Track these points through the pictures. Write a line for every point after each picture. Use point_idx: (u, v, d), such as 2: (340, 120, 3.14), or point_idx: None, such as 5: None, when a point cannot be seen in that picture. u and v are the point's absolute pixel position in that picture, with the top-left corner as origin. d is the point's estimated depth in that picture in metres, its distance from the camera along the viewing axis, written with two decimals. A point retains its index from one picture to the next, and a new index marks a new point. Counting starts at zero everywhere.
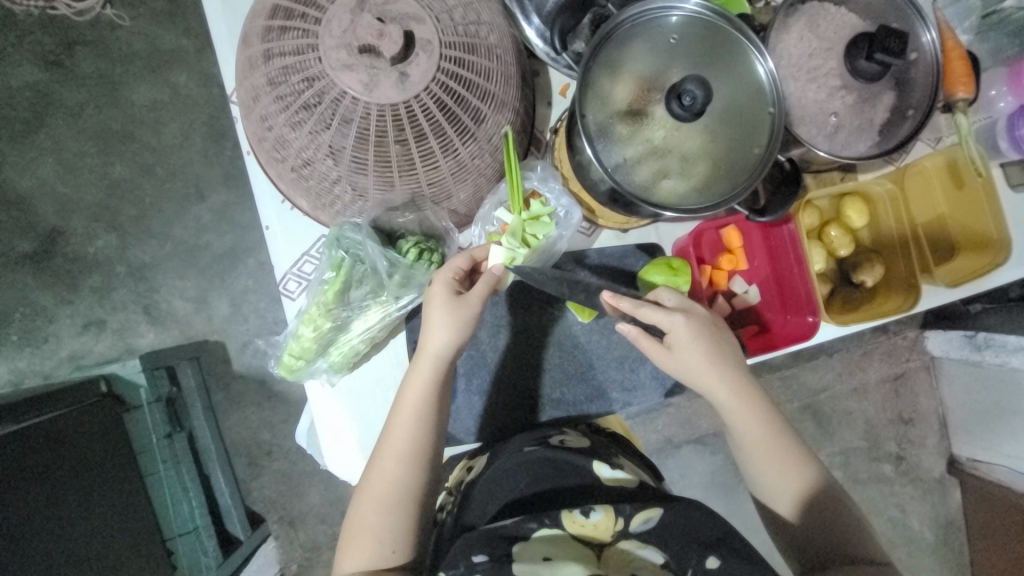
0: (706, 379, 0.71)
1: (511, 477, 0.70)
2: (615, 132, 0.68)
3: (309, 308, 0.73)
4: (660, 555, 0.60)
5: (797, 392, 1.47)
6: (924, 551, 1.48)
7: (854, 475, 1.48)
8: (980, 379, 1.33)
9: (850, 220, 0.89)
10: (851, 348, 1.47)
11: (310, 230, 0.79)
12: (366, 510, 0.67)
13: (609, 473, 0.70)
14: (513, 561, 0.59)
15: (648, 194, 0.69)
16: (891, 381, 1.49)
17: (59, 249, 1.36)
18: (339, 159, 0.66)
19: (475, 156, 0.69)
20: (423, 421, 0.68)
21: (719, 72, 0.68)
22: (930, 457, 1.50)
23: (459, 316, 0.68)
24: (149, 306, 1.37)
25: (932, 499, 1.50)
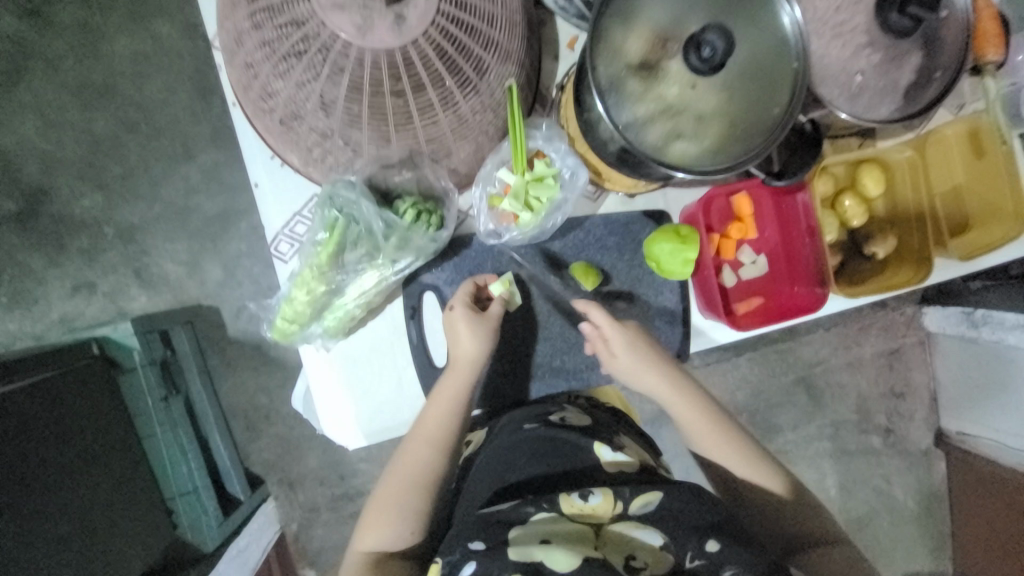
0: (641, 379, 0.79)
1: (511, 455, 0.70)
2: (627, 87, 0.64)
3: (302, 271, 0.70)
4: (659, 538, 0.60)
5: (794, 365, 1.47)
6: (907, 520, 1.51)
7: (843, 446, 1.50)
8: (974, 355, 1.33)
9: (866, 188, 0.85)
10: (849, 322, 1.47)
11: (302, 189, 0.76)
12: (392, 490, 0.72)
13: (610, 457, 0.69)
14: (509, 545, 0.58)
15: (660, 155, 0.64)
16: (886, 355, 1.49)
17: (45, 209, 1.31)
18: (331, 110, 0.61)
19: (477, 111, 0.65)
20: (452, 421, 0.73)
21: (742, 23, 0.63)
22: (918, 430, 1.52)
23: (485, 328, 0.74)
24: (140, 269, 1.33)
25: (919, 471, 1.52)
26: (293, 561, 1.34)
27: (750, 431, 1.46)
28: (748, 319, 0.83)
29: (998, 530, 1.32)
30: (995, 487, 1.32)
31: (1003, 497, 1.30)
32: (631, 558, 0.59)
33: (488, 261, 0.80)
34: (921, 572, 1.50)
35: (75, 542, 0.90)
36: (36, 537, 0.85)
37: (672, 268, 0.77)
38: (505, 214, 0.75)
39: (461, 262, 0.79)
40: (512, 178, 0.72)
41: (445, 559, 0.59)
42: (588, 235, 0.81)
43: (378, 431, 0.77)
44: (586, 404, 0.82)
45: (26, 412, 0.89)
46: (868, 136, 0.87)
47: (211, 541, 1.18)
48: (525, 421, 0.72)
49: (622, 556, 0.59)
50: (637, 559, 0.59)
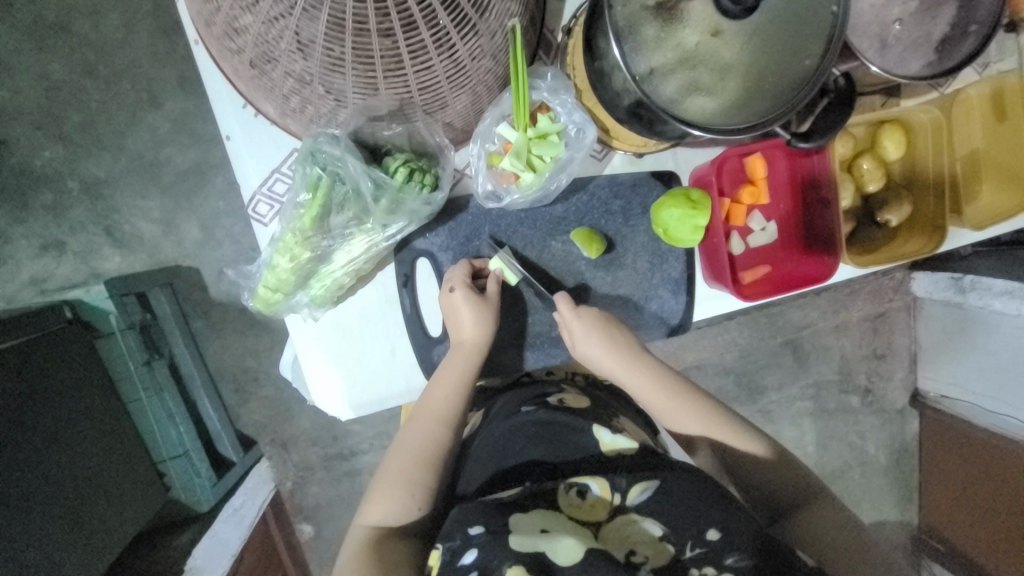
0: (597, 363, 0.75)
1: (508, 440, 0.69)
2: (645, 32, 0.57)
3: (283, 236, 0.64)
4: (660, 527, 0.59)
5: (783, 328, 1.48)
6: (877, 474, 1.58)
7: (824, 406, 1.54)
8: (958, 321, 1.34)
9: (887, 151, 0.81)
10: (842, 287, 1.47)
11: (279, 143, 0.68)
12: (396, 468, 0.67)
13: (609, 439, 0.68)
14: (509, 532, 0.56)
15: (676, 111, 0.59)
16: (873, 319, 1.51)
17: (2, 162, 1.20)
18: (310, 52, 0.52)
19: (476, 57, 0.57)
20: (456, 400, 0.70)
21: None
22: (896, 390, 1.55)
23: (485, 311, 0.71)
24: (111, 228, 1.24)
25: (893, 428, 1.57)
26: (288, 518, 1.36)
27: (737, 392, 1.48)
28: (754, 291, 0.79)
29: (965, 484, 1.39)
30: (966, 446, 1.38)
31: (972, 455, 1.35)
32: (632, 553, 0.57)
33: (486, 225, 0.74)
34: (888, 521, 1.58)
35: (64, 509, 0.89)
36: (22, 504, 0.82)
37: (680, 235, 0.73)
38: (505, 173, 0.69)
39: (456, 226, 0.73)
40: (513, 135, 0.66)
41: (445, 545, 0.58)
42: (592, 198, 0.76)
43: (377, 399, 0.75)
44: (586, 384, 0.83)
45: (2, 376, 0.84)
46: (893, 94, 0.81)
47: (206, 502, 1.18)
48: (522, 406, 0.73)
49: (623, 549, 0.57)
50: (637, 554, 0.57)
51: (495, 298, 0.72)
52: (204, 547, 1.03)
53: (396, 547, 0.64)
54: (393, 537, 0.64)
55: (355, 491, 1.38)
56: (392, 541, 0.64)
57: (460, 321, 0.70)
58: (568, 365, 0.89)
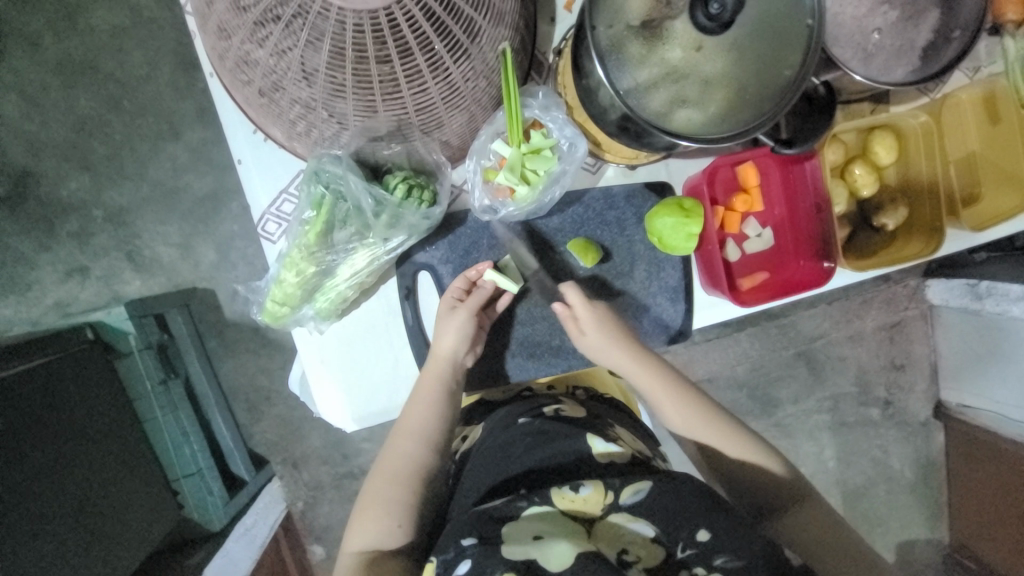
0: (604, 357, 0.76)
1: (505, 451, 0.69)
2: (630, 50, 0.60)
3: (290, 252, 0.67)
4: (650, 529, 0.59)
5: (793, 338, 1.46)
6: (903, 489, 1.53)
7: (841, 419, 1.51)
8: (976, 328, 1.31)
9: (879, 156, 0.82)
10: (852, 295, 1.45)
11: (287, 165, 0.72)
12: (377, 486, 0.69)
13: (602, 447, 0.68)
14: (503, 544, 0.57)
15: (663, 124, 0.61)
16: (888, 329, 1.48)
17: (33, 194, 1.28)
18: (314, 80, 0.56)
19: (470, 79, 0.60)
20: (433, 415, 0.72)
21: None
22: (917, 401, 1.51)
23: (464, 327, 0.73)
24: (132, 252, 1.30)
25: (916, 441, 1.52)
26: (300, 537, 1.36)
27: (749, 405, 1.46)
28: (752, 296, 0.80)
29: (993, 497, 1.33)
30: (992, 457, 1.33)
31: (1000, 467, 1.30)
32: (623, 552, 0.57)
33: (484, 238, 0.76)
34: (917, 539, 1.52)
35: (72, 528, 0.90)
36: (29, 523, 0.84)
37: (674, 243, 0.74)
38: (501, 188, 0.72)
39: (455, 240, 0.76)
40: (507, 151, 0.69)
41: (439, 558, 0.58)
42: (588, 210, 0.78)
43: (371, 412, 0.76)
44: (587, 397, 0.82)
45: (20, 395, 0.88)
46: (882, 100, 0.82)
47: (218, 520, 1.20)
48: (519, 418, 0.74)
49: (615, 548, 0.58)
50: (629, 553, 0.57)
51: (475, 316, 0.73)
52: (215, 567, 1.04)
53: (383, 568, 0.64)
54: (384, 556, 0.65)
55: None
56: (383, 560, 0.65)
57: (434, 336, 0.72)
58: (567, 379, 0.88)
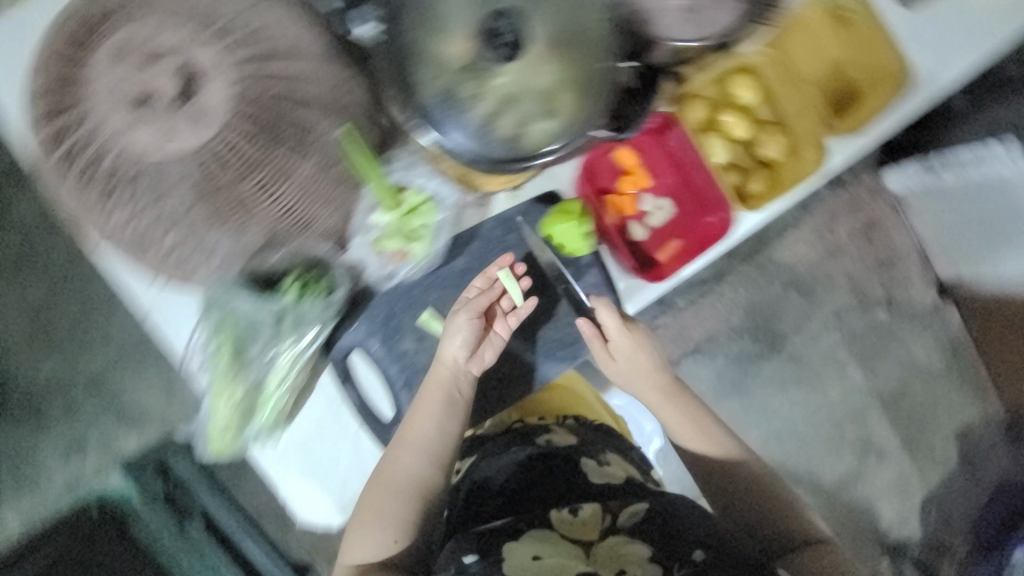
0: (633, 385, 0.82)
1: (505, 480, 0.77)
2: (461, 94, 0.66)
3: (215, 381, 0.70)
4: (648, 549, 0.65)
5: (776, 273, 1.44)
6: (938, 379, 1.48)
7: (853, 332, 1.48)
8: (940, 204, 1.28)
9: (740, 98, 0.85)
10: (816, 212, 1.44)
11: (180, 307, 0.72)
12: (373, 500, 0.72)
13: (597, 474, 0.78)
14: (504, 558, 0.63)
15: (519, 144, 0.68)
16: (864, 229, 1.44)
17: (14, 389, 1.32)
18: (175, 223, 0.59)
19: (320, 172, 0.63)
20: (440, 431, 0.72)
21: None
22: (919, 290, 1.48)
23: (471, 333, 0.72)
24: (120, 412, 1.32)
25: (933, 327, 1.48)
26: None
27: (751, 351, 1.45)
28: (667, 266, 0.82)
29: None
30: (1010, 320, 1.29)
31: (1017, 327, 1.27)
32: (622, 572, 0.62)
33: (401, 302, 0.77)
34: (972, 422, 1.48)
35: None
36: None
37: (572, 247, 0.79)
38: (393, 253, 0.73)
39: (373, 311, 0.76)
40: (387, 219, 0.72)
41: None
42: (489, 242, 0.79)
43: (347, 498, 0.77)
44: (577, 424, 0.87)
45: None
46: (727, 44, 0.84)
47: None
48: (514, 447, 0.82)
49: (614, 568, 0.63)
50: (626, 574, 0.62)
51: (473, 322, 0.72)
52: None
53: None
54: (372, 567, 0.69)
55: None
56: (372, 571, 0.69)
57: (442, 343, 0.72)
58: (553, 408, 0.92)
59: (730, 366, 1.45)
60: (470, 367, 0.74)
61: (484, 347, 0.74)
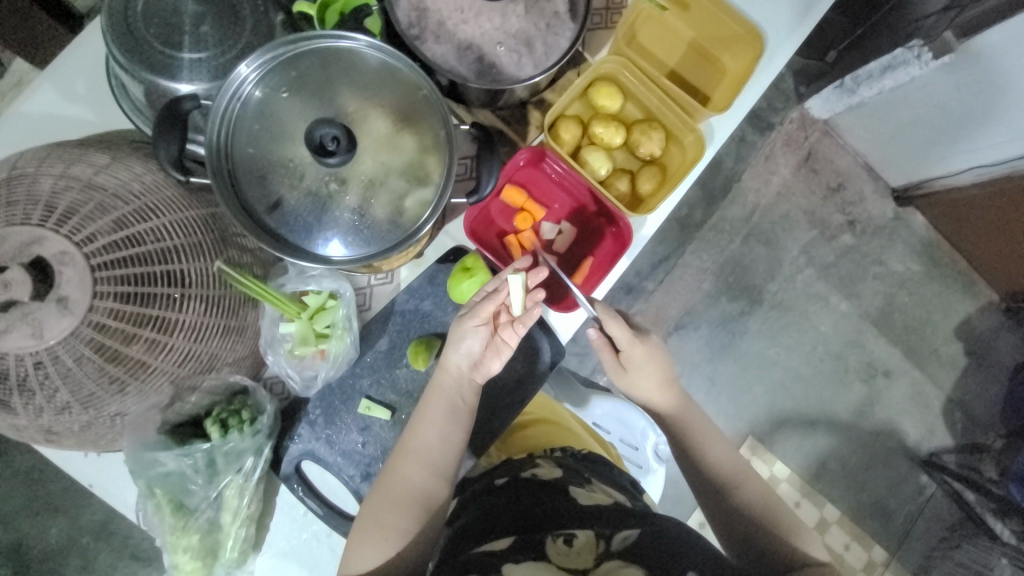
0: (657, 401, 0.82)
1: (497, 508, 0.71)
2: (321, 196, 0.65)
3: (169, 535, 0.70)
4: (644, 572, 0.58)
5: (732, 228, 1.42)
6: (923, 281, 1.44)
7: (824, 263, 1.44)
8: (870, 116, 1.28)
9: (606, 107, 0.85)
10: (755, 158, 1.42)
11: (120, 469, 0.75)
12: (370, 514, 0.70)
13: (586, 496, 0.72)
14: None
15: (401, 219, 0.67)
16: (806, 163, 1.43)
17: (26, 559, 1.30)
18: (79, 406, 0.61)
19: (208, 311, 0.64)
20: (444, 441, 0.73)
21: (353, 91, 0.66)
22: (876, 203, 1.45)
23: (470, 335, 0.73)
24: (136, 552, 1.31)
25: (902, 236, 1.45)
26: None
27: (729, 314, 1.42)
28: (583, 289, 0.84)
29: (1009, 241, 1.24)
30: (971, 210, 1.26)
31: (983, 214, 1.23)
32: None
33: (337, 398, 0.77)
34: (971, 314, 1.43)
35: None
36: None
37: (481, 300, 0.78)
38: (311, 356, 0.75)
39: (312, 417, 0.77)
40: (293, 326, 0.73)
41: None
42: (405, 317, 0.80)
43: None
44: (564, 455, 0.87)
45: None
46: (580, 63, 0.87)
47: None
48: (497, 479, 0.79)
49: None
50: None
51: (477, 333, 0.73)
52: None
53: None
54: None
55: None
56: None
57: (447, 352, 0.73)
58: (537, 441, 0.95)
59: (714, 333, 1.42)
60: (472, 375, 0.76)
61: (491, 357, 0.75)
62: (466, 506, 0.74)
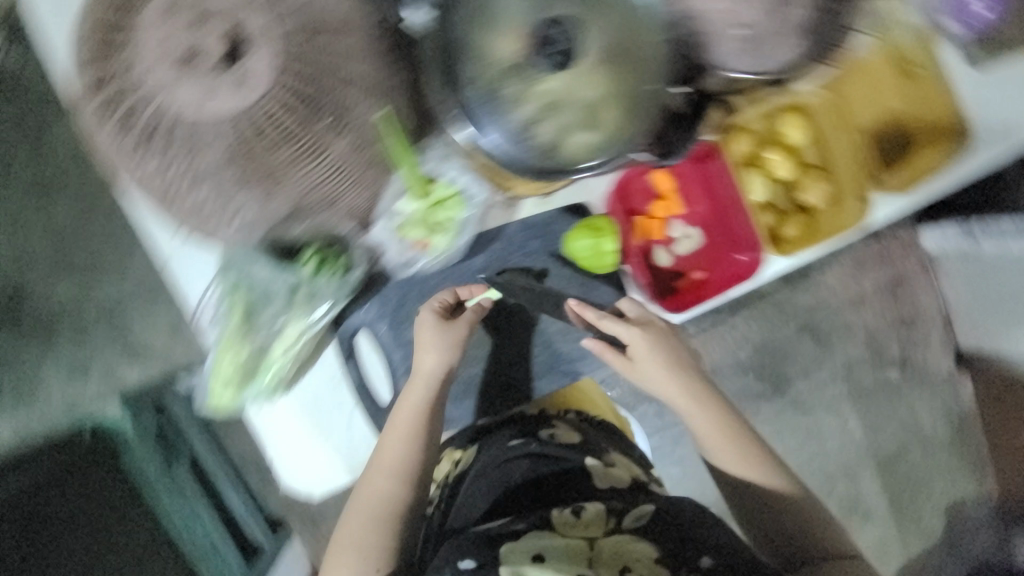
0: (664, 388, 0.77)
1: (504, 475, 0.74)
2: (507, 94, 0.66)
3: (225, 338, 0.71)
4: (654, 550, 0.61)
5: (791, 315, 1.32)
6: (939, 448, 1.36)
7: (859, 386, 1.37)
8: (979, 273, 1.16)
9: (786, 138, 0.82)
10: (844, 260, 1.30)
11: (198, 261, 0.73)
12: (354, 526, 0.70)
13: (602, 473, 0.73)
14: (500, 563, 0.61)
15: (559, 151, 0.68)
16: (891, 287, 1.31)
17: (30, 305, 1.35)
18: (204, 182, 0.60)
19: (351, 153, 0.63)
20: (412, 443, 0.72)
21: (598, 14, 0.66)
22: (936, 355, 1.33)
23: (448, 340, 0.74)
24: (127, 344, 1.36)
25: (943, 397, 1.35)
26: None
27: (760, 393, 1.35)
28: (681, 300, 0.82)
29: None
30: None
31: None
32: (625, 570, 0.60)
33: (415, 291, 0.78)
34: (965, 500, 1.36)
35: None
36: None
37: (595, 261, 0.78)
38: (415, 242, 0.73)
39: (386, 296, 0.78)
40: (413, 207, 0.71)
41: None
42: (508, 246, 0.80)
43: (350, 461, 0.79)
44: (578, 419, 0.85)
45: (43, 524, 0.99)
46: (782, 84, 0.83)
47: None
48: (513, 439, 0.78)
49: (617, 566, 0.60)
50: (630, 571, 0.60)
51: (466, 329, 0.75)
52: None
53: None
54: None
55: None
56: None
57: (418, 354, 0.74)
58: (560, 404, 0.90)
59: (737, 403, 1.30)
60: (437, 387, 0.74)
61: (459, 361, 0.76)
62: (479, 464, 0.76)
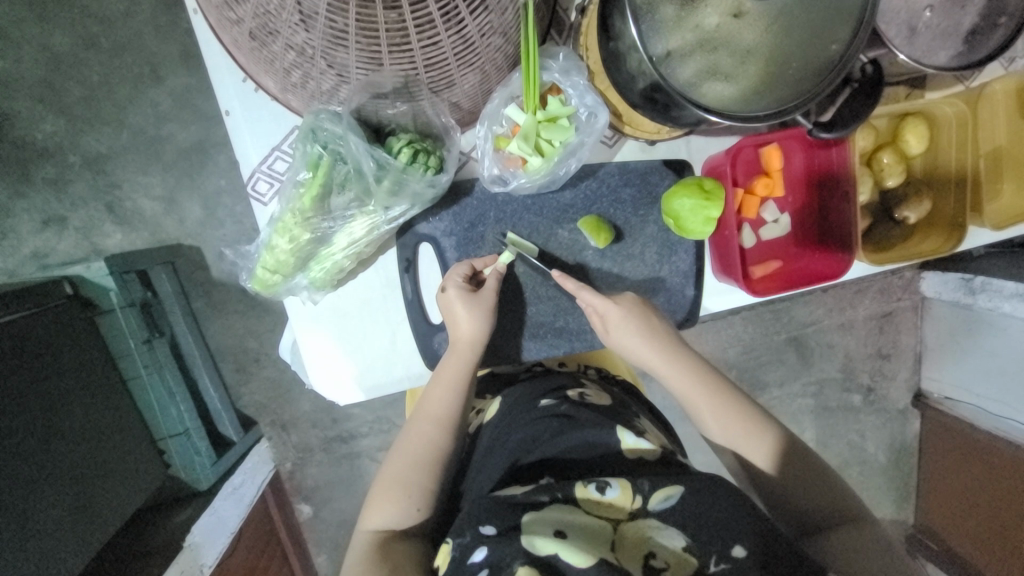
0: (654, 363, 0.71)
1: (533, 431, 0.62)
2: (662, 11, 0.54)
3: (284, 216, 0.64)
4: (682, 537, 0.50)
5: (786, 324, 1.36)
6: (873, 472, 1.45)
7: (824, 404, 1.41)
8: (967, 322, 1.23)
9: (906, 145, 0.78)
10: (847, 283, 1.35)
11: (280, 120, 0.69)
12: (395, 467, 0.64)
13: (632, 442, 0.59)
14: (522, 533, 0.50)
15: (694, 95, 0.55)
16: (879, 318, 1.38)
17: None
18: (311, 25, 0.48)
19: (485, 34, 0.54)
20: (453, 390, 0.67)
21: None
22: (898, 390, 1.43)
23: (481, 306, 0.68)
24: (113, 204, 1.18)
25: (893, 428, 1.44)
26: (287, 497, 1.31)
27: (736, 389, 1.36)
28: (762, 286, 0.77)
29: (960, 492, 1.29)
30: (964, 448, 1.28)
31: (968, 460, 1.26)
32: (650, 557, 0.49)
33: (490, 211, 0.73)
34: (883, 519, 1.46)
35: (70, 485, 0.87)
36: (36, 484, 0.81)
37: (691, 226, 0.71)
38: (512, 157, 0.68)
39: (460, 211, 0.73)
40: (521, 117, 0.65)
41: (456, 541, 0.52)
42: (602, 186, 0.74)
43: (384, 376, 0.75)
44: (599, 378, 0.79)
45: (38, 367, 0.86)
46: (918, 86, 0.78)
47: (205, 480, 1.12)
48: (542, 398, 0.67)
49: (642, 550, 0.50)
50: (657, 558, 0.49)
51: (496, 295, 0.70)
52: (203, 523, 1.00)
53: (401, 548, 0.59)
54: (400, 537, 0.60)
55: (352, 475, 1.33)
56: (398, 542, 0.60)
57: (453, 318, 0.68)
58: (581, 359, 0.86)
59: None
60: (472, 348, 0.69)
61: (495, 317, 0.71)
62: (506, 424, 0.67)
